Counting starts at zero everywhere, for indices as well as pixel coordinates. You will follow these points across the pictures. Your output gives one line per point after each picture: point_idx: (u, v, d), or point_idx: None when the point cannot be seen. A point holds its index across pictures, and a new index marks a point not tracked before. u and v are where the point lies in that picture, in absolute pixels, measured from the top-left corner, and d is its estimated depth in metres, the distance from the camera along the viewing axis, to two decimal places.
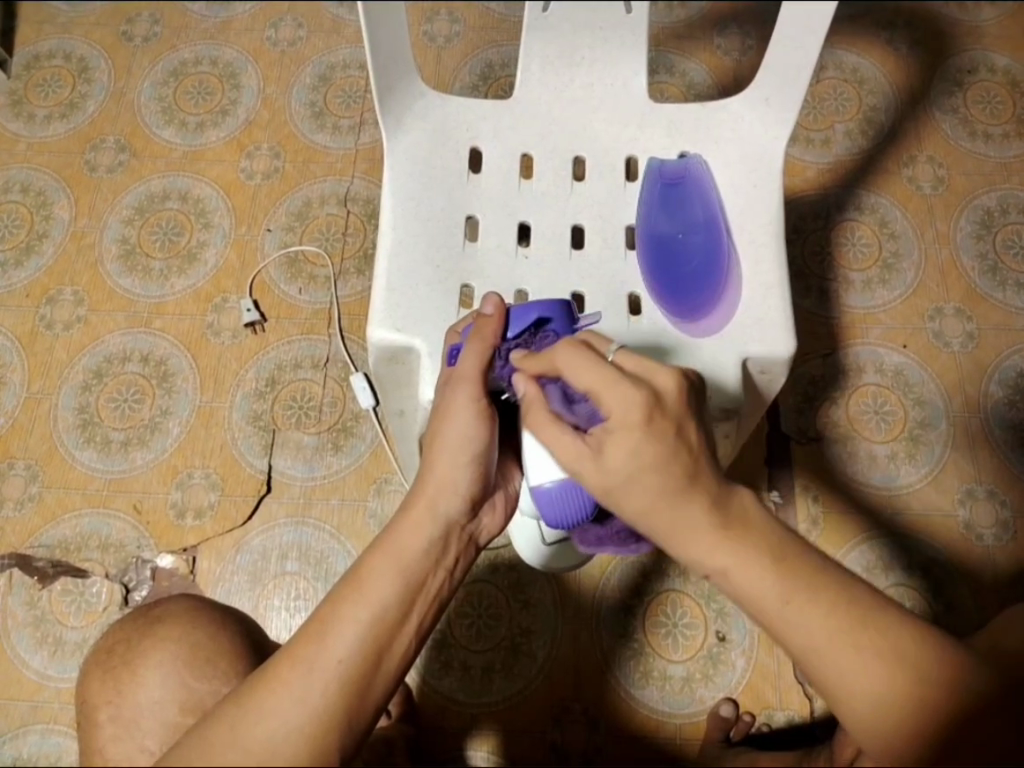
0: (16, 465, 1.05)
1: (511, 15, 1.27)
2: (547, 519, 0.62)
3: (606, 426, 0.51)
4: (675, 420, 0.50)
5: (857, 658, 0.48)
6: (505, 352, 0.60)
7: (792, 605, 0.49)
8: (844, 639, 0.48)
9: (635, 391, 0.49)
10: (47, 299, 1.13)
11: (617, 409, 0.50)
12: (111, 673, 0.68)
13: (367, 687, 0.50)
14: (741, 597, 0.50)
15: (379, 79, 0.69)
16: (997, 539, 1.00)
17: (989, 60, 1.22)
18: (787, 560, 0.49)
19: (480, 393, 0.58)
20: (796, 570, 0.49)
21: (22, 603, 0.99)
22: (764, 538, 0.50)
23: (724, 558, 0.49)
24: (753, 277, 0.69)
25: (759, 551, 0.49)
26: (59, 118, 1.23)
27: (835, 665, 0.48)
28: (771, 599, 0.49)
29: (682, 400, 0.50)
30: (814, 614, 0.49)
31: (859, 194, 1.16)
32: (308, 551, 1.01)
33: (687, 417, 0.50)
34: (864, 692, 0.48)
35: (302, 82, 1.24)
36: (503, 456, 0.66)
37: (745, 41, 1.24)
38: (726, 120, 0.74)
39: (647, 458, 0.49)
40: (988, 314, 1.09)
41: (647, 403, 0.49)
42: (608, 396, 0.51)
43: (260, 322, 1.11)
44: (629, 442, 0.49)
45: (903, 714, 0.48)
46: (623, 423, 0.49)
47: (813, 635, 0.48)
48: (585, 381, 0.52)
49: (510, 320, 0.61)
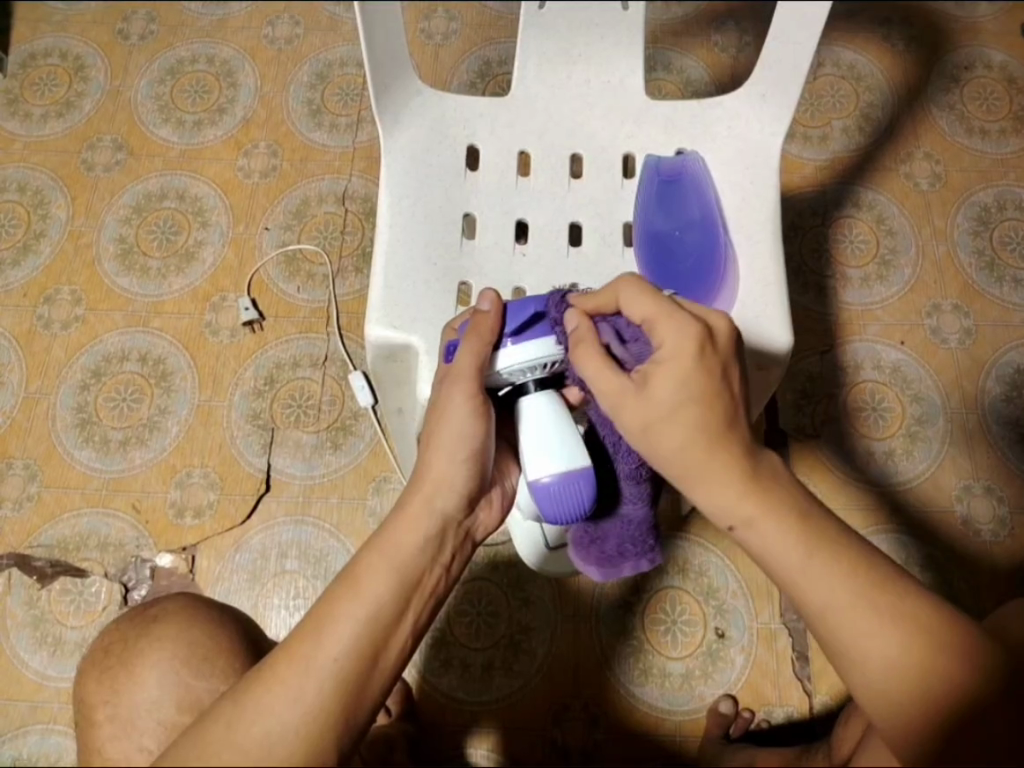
0: (14, 465, 1.05)
1: (509, 13, 1.26)
2: (545, 513, 0.60)
3: (654, 360, 0.53)
4: (723, 359, 0.53)
5: (877, 623, 0.49)
6: (503, 346, 0.59)
7: (815, 562, 0.50)
8: (864, 606, 0.50)
9: (692, 323, 0.52)
10: (45, 298, 1.13)
11: (672, 344, 0.52)
12: (107, 673, 0.68)
13: (364, 685, 0.50)
14: (765, 556, 0.52)
15: (376, 77, 0.69)
16: (995, 535, 1.00)
17: (986, 56, 1.22)
18: (814, 528, 0.52)
19: (475, 391, 0.58)
20: (818, 536, 0.51)
21: (21, 603, 0.99)
22: (788, 502, 0.52)
23: (749, 509, 0.52)
24: (751, 273, 0.69)
25: (782, 511, 0.52)
26: (56, 117, 1.22)
27: (855, 628, 0.50)
28: (792, 562, 0.51)
29: (730, 340, 0.54)
30: (833, 574, 0.50)
31: (857, 190, 1.16)
32: (307, 550, 1.01)
33: (732, 358, 0.54)
34: (880, 662, 0.49)
35: (300, 80, 1.24)
36: (501, 453, 0.66)
37: (742, 38, 1.24)
38: (723, 117, 0.74)
39: (693, 390, 0.52)
40: (986, 310, 1.10)
41: (701, 335, 0.52)
42: (655, 338, 0.53)
43: (259, 321, 1.11)
44: (677, 371, 0.52)
45: (918, 689, 0.48)
46: (674, 355, 0.52)
47: (830, 598, 0.50)
48: (638, 312, 0.54)
49: (507, 315, 0.60)
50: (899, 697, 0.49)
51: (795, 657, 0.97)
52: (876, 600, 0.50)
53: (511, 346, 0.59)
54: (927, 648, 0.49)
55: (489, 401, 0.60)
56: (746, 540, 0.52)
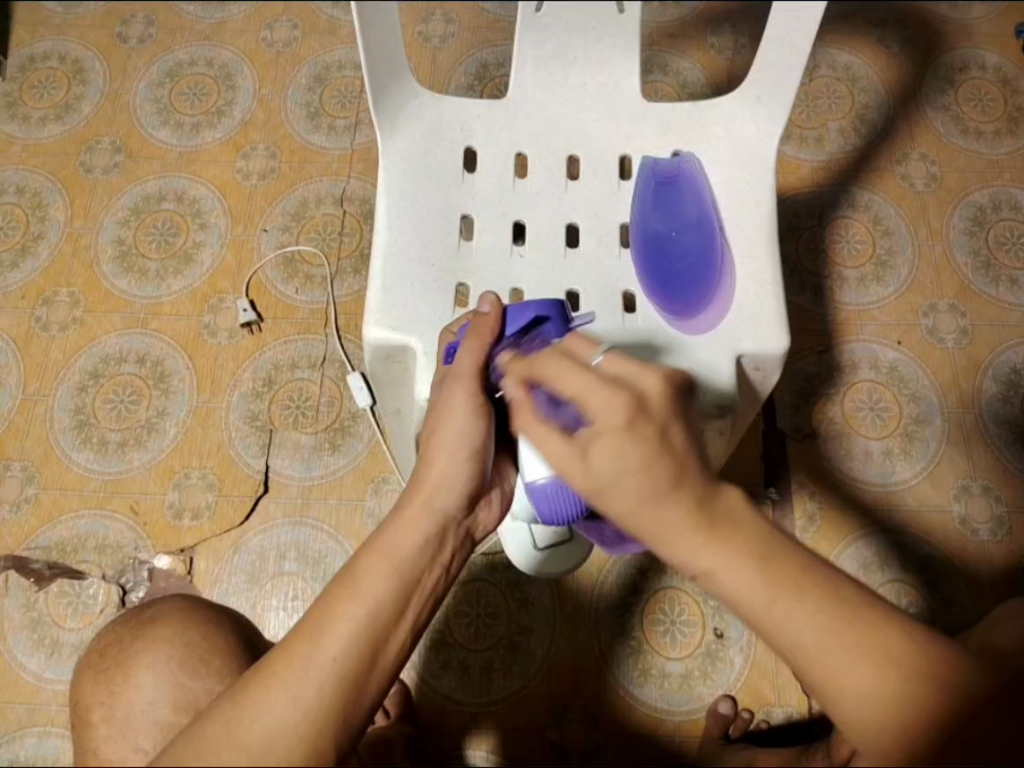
0: (12, 467, 1.05)
1: (506, 14, 1.27)
2: (541, 514, 0.62)
3: (591, 429, 0.50)
4: (659, 424, 0.49)
5: (850, 660, 0.47)
6: (501, 349, 0.61)
7: (780, 605, 0.47)
8: (836, 641, 0.47)
9: (616, 396, 0.49)
10: (43, 300, 1.13)
11: (604, 414, 0.49)
12: (103, 675, 0.69)
13: (363, 685, 0.50)
14: (727, 599, 0.48)
15: (372, 81, 0.69)
16: (992, 535, 1.00)
17: (981, 58, 1.23)
18: (776, 566, 0.48)
19: (477, 389, 0.60)
20: (782, 572, 0.48)
21: (19, 605, 0.99)
22: (749, 540, 0.48)
23: (707, 561, 0.48)
24: (747, 273, 0.70)
25: (744, 553, 0.48)
26: (54, 119, 1.23)
27: (824, 664, 0.47)
28: (759, 606, 0.47)
29: (667, 401, 0.50)
30: (802, 612, 0.47)
31: (853, 191, 1.17)
32: (305, 551, 1.01)
33: (672, 419, 0.50)
34: (859, 693, 0.47)
35: (297, 83, 1.24)
36: (498, 455, 0.66)
37: (738, 40, 1.24)
38: (718, 119, 0.74)
39: (631, 460, 0.48)
40: (982, 310, 1.10)
41: (630, 407, 0.49)
42: (588, 409, 0.50)
43: (257, 323, 1.11)
44: (612, 444, 0.49)
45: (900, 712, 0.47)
46: (606, 426, 0.49)
47: (802, 638, 0.47)
48: (568, 386, 0.52)
49: (507, 320, 0.62)
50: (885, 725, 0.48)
51: None
52: (849, 633, 0.47)
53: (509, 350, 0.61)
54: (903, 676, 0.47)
55: (490, 405, 0.62)
56: (709, 584, 0.49)
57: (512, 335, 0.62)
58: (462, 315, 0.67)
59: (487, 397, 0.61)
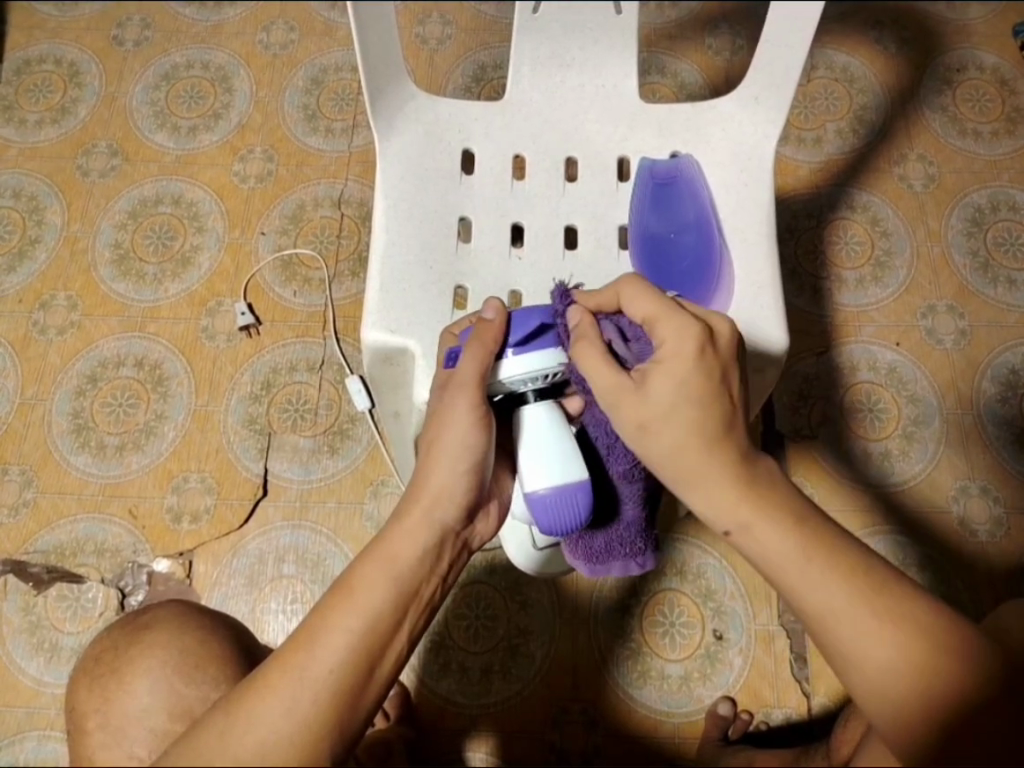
0: (10, 471, 1.05)
1: (503, 16, 1.27)
2: (540, 526, 0.60)
3: (654, 360, 0.55)
4: (723, 361, 0.54)
5: (876, 631, 0.49)
6: (505, 356, 0.59)
7: (814, 564, 0.51)
8: (866, 612, 0.50)
9: (690, 327, 0.54)
10: (40, 304, 1.13)
11: (673, 345, 0.54)
12: (98, 682, 0.68)
13: (359, 695, 0.50)
14: (762, 555, 0.52)
15: (370, 81, 0.69)
16: (991, 535, 1.00)
17: (978, 59, 1.23)
18: (809, 531, 0.52)
19: (480, 399, 0.58)
20: (815, 537, 0.52)
21: (18, 609, 0.99)
22: (787, 505, 0.53)
23: (743, 513, 0.53)
24: (745, 276, 0.70)
25: (780, 513, 0.52)
26: (51, 123, 1.22)
27: (849, 631, 0.50)
28: (792, 556, 0.51)
29: (732, 345, 0.55)
30: (832, 577, 0.51)
31: (851, 192, 1.17)
32: (304, 554, 1.01)
33: (733, 362, 0.55)
34: (881, 666, 0.49)
35: (295, 85, 1.24)
36: (498, 464, 0.66)
37: (736, 41, 1.24)
38: (716, 120, 0.74)
39: (692, 391, 0.53)
40: (980, 311, 1.10)
41: (701, 337, 0.54)
42: (657, 335, 0.55)
43: (255, 326, 1.11)
44: (675, 372, 0.53)
45: (920, 691, 0.48)
46: (675, 355, 0.54)
47: (834, 601, 0.50)
48: (642, 311, 0.56)
49: (512, 325, 0.60)
50: (904, 705, 0.49)
51: (793, 658, 0.97)
52: (879, 604, 0.50)
53: (513, 356, 0.59)
54: (927, 653, 0.49)
55: (491, 411, 0.60)
56: (743, 543, 0.53)
57: (516, 340, 0.60)
58: (461, 319, 0.66)
59: (487, 401, 0.60)
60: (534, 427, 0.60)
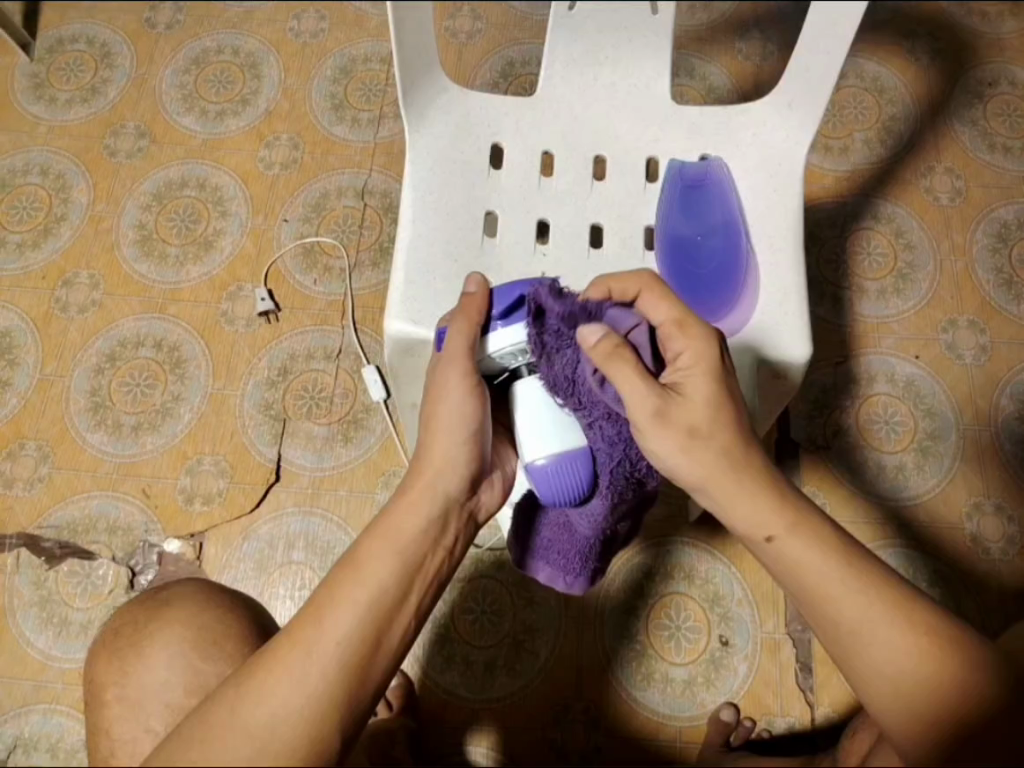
0: (27, 445, 1.06)
1: (534, 13, 1.27)
2: (543, 497, 0.61)
3: (682, 365, 0.57)
4: (737, 366, 0.58)
5: (890, 633, 0.51)
6: (492, 329, 0.59)
7: (834, 571, 0.52)
8: (889, 616, 0.51)
9: (711, 333, 0.57)
10: (63, 281, 1.14)
11: (697, 353, 0.56)
12: (115, 656, 0.69)
13: (367, 670, 0.50)
14: (789, 563, 0.54)
15: (403, 74, 0.69)
16: (1003, 553, 1.00)
17: (1010, 73, 1.22)
18: (835, 538, 0.54)
19: (470, 370, 0.58)
20: (842, 548, 0.53)
21: (29, 583, 1.00)
22: (811, 515, 0.55)
23: (779, 518, 0.54)
24: (771, 281, 0.69)
25: (801, 522, 0.54)
26: (80, 102, 1.23)
27: (875, 637, 0.51)
28: (822, 566, 0.53)
29: None
30: (856, 587, 0.52)
31: (876, 203, 1.16)
32: (314, 540, 1.02)
33: (740, 372, 0.59)
34: (900, 670, 0.50)
35: (323, 74, 1.24)
36: (497, 436, 0.65)
37: (767, 47, 1.24)
38: (749, 123, 0.74)
39: (722, 393, 0.56)
40: (1002, 327, 1.09)
41: (721, 343, 0.57)
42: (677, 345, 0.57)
43: (275, 312, 1.11)
44: (704, 377, 0.56)
45: (928, 695, 0.50)
46: (702, 360, 0.56)
47: (851, 608, 0.52)
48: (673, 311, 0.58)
49: (494, 299, 0.59)
50: (910, 704, 0.50)
51: (798, 667, 0.97)
52: (899, 609, 0.51)
53: (502, 328, 0.59)
54: (943, 658, 0.50)
55: (484, 385, 0.60)
56: (782, 549, 0.54)
57: (500, 314, 0.59)
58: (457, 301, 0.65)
59: (479, 375, 0.60)
60: (528, 401, 0.60)
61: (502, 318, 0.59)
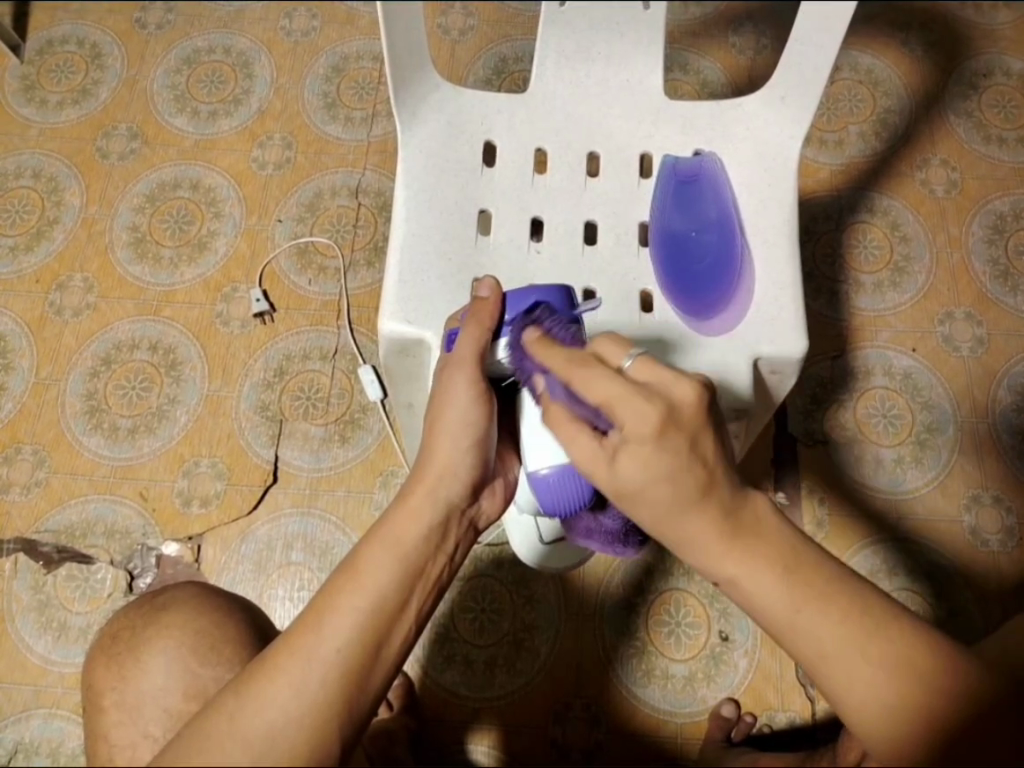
0: (24, 449, 1.05)
1: (527, 10, 1.26)
2: (544, 506, 0.62)
3: (620, 437, 0.50)
4: (689, 434, 0.49)
5: (865, 664, 0.49)
6: (503, 334, 0.61)
7: (803, 613, 0.49)
8: (853, 649, 0.49)
9: (651, 405, 0.48)
10: (57, 284, 1.13)
11: (633, 422, 0.49)
12: (113, 661, 0.68)
13: (367, 678, 0.50)
14: (755, 607, 0.50)
15: (394, 72, 0.69)
16: (1002, 546, 1.00)
17: (1005, 64, 1.22)
18: (802, 571, 0.50)
19: (478, 377, 0.59)
20: (807, 582, 0.50)
21: (28, 588, 0.99)
22: (777, 548, 0.50)
23: (730, 568, 0.50)
24: (767, 277, 0.69)
25: (772, 558, 0.50)
26: (72, 104, 1.23)
27: (843, 670, 0.49)
28: (781, 606, 0.49)
29: (699, 412, 0.49)
30: (826, 619, 0.49)
31: (872, 196, 1.16)
32: (313, 541, 1.01)
33: (703, 429, 0.49)
34: (870, 701, 0.49)
35: (316, 73, 1.24)
36: (500, 444, 0.65)
37: (760, 40, 1.24)
38: (742, 119, 0.74)
39: (659, 470, 0.49)
40: (998, 319, 1.09)
41: (661, 415, 0.48)
42: (616, 418, 0.50)
43: (270, 313, 1.11)
44: (641, 455, 0.49)
45: (904, 719, 0.48)
46: (636, 435, 0.49)
47: (823, 641, 0.49)
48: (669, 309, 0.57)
49: (507, 304, 0.62)
50: (887, 732, 0.49)
51: (799, 662, 0.97)
52: (867, 639, 0.49)
53: None
54: (915, 683, 0.48)
55: (491, 391, 0.61)
56: (734, 593, 0.51)
57: (511, 319, 0.61)
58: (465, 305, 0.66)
59: (487, 381, 0.61)
60: (536, 409, 0.62)
61: (512, 324, 0.61)
